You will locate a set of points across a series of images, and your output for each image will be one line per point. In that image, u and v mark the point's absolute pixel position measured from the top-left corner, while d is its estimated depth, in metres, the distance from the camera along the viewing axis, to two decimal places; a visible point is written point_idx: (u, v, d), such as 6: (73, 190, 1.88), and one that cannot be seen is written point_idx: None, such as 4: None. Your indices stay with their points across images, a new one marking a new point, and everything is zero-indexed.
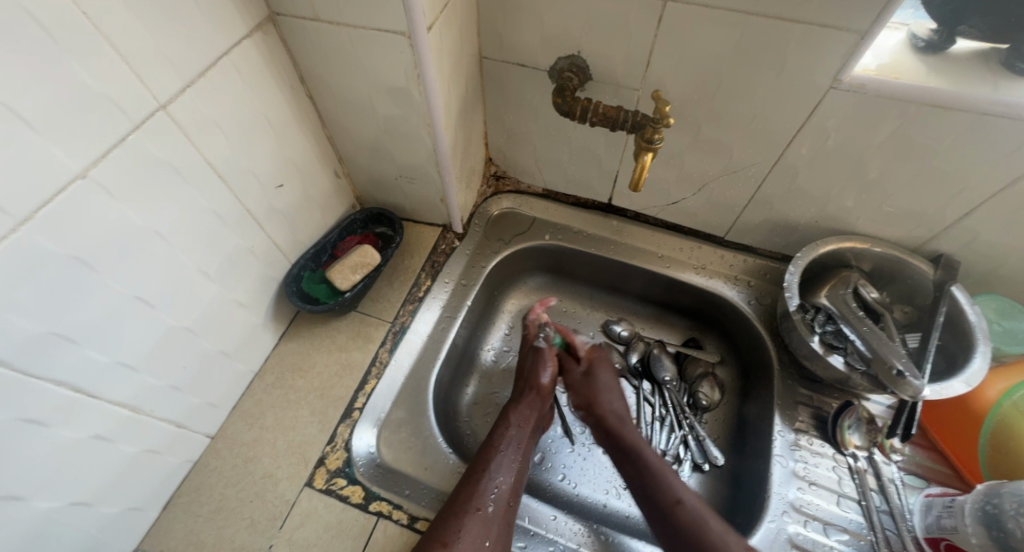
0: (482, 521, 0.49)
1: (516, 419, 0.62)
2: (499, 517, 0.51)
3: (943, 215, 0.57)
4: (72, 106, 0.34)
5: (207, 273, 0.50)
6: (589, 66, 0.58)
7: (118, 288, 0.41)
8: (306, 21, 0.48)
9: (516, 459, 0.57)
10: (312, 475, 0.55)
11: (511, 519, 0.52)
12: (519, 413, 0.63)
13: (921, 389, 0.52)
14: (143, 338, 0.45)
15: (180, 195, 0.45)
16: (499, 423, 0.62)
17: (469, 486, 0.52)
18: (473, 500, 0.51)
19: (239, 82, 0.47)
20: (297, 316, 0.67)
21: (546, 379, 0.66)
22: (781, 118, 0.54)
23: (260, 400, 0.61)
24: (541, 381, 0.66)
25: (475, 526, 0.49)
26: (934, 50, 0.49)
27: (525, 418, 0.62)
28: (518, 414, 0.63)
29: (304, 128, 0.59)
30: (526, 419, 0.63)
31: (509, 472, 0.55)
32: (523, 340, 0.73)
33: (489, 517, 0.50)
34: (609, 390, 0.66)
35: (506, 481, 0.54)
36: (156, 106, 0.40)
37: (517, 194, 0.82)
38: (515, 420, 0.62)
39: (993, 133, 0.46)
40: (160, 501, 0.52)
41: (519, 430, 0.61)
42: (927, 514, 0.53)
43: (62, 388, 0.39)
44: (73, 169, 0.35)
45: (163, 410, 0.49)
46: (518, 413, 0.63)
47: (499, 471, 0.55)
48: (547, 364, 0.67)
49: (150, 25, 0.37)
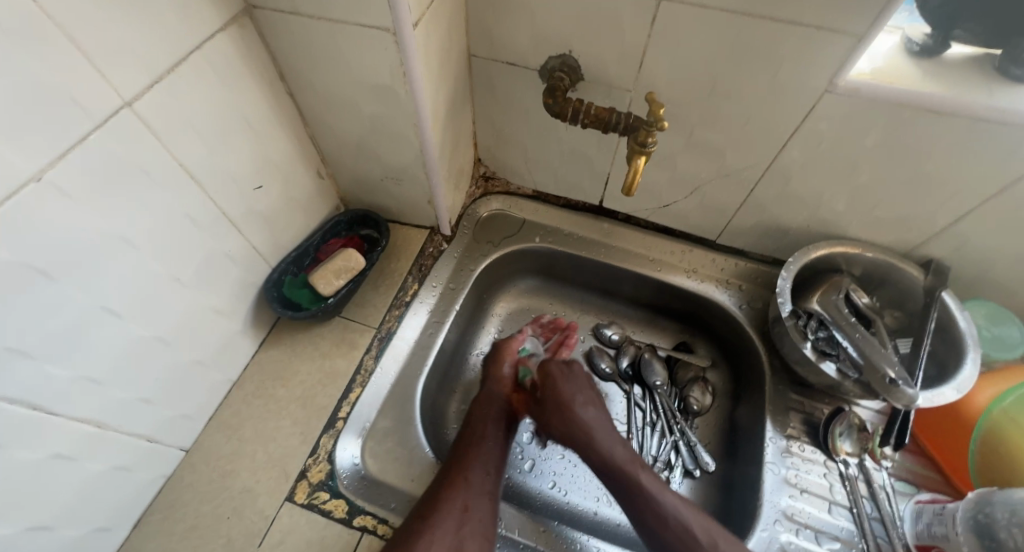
0: (463, 494, 0.50)
1: (488, 407, 0.63)
2: (479, 488, 0.52)
3: (935, 220, 0.56)
4: (26, 106, 0.31)
5: (180, 280, 0.47)
6: (580, 66, 0.57)
7: (81, 298, 0.38)
8: (284, 14, 0.46)
9: (493, 439, 0.58)
10: (293, 489, 0.53)
11: (493, 491, 0.53)
12: (483, 404, 0.63)
13: (915, 397, 0.52)
14: (111, 350, 0.42)
15: (150, 199, 0.42)
16: (474, 409, 0.62)
17: (450, 464, 0.54)
18: (452, 476, 0.52)
19: (213, 79, 0.45)
20: (278, 322, 0.64)
21: (505, 372, 0.67)
22: (776, 122, 0.53)
23: (239, 410, 0.58)
24: (499, 375, 0.67)
25: (454, 499, 0.50)
26: (929, 54, 0.48)
27: (486, 407, 0.62)
28: (485, 402, 0.63)
29: (285, 127, 0.57)
30: (497, 408, 0.63)
31: (484, 450, 0.56)
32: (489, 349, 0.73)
33: (470, 490, 0.51)
34: (580, 397, 0.63)
35: (482, 461, 0.55)
36: (121, 104, 0.37)
37: (506, 196, 0.81)
38: (485, 411, 0.62)
39: (986, 140, 0.46)
40: (130, 520, 0.50)
41: (490, 416, 0.61)
42: (917, 521, 0.53)
43: (18, 406, 0.36)
44: (26, 172, 0.32)
45: (131, 424, 0.47)
46: (487, 403, 0.63)
47: (474, 451, 0.56)
48: (506, 356, 0.69)
49: (111, 17, 0.35)
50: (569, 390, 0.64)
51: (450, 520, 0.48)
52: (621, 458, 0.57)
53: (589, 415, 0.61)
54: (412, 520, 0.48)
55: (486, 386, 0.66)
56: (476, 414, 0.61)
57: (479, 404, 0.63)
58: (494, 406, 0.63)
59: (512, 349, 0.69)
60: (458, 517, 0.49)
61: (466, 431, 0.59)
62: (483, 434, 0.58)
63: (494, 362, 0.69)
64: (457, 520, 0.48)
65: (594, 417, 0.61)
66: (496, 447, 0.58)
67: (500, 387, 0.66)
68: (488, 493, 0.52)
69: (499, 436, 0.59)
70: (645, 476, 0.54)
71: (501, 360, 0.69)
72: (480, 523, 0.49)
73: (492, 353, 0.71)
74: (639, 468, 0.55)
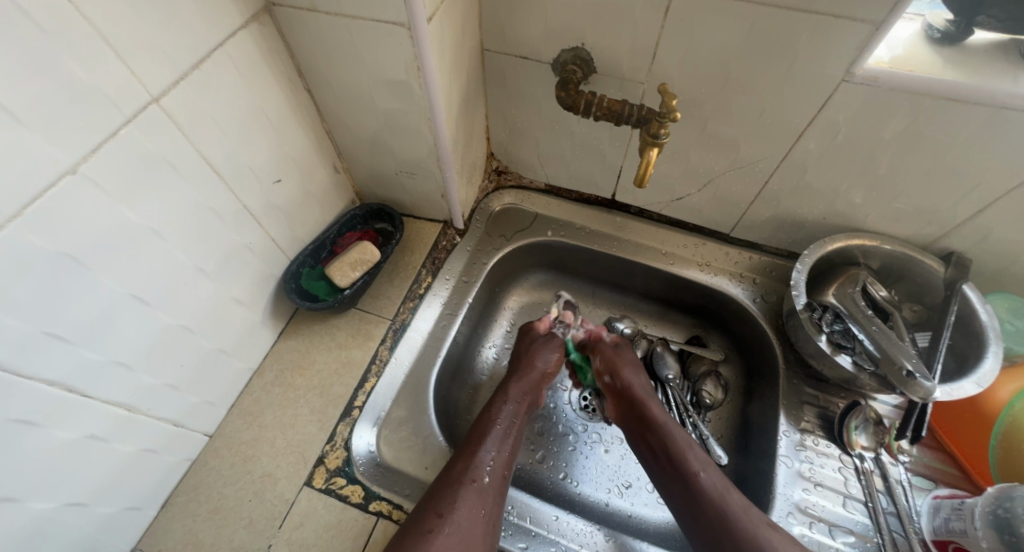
0: (477, 493, 0.48)
1: (520, 391, 0.61)
2: (495, 488, 0.50)
3: (956, 212, 0.55)
4: (61, 101, 0.33)
5: (204, 270, 0.49)
6: (593, 58, 0.57)
7: (113, 286, 0.40)
8: (303, 11, 0.47)
9: (515, 429, 0.57)
10: (311, 474, 0.55)
11: (505, 490, 0.51)
12: (518, 388, 0.62)
13: (932, 390, 0.51)
14: (140, 337, 0.44)
15: (176, 191, 0.44)
16: (511, 389, 0.61)
17: (466, 458, 0.52)
18: (471, 472, 0.50)
19: (235, 74, 0.46)
20: (296, 314, 0.66)
21: (551, 362, 0.65)
22: (791, 113, 0.53)
23: (259, 398, 0.60)
24: (547, 363, 0.64)
25: (471, 498, 0.48)
26: (951, 42, 0.47)
27: (522, 395, 0.61)
28: (520, 385, 0.62)
29: (302, 121, 0.58)
30: (529, 393, 0.62)
31: (506, 442, 0.55)
32: (534, 331, 0.69)
33: (485, 490, 0.49)
34: (635, 365, 0.64)
35: (502, 454, 0.53)
36: (149, 100, 0.39)
37: (519, 190, 0.81)
38: (515, 395, 0.61)
39: (1008, 128, 0.45)
40: (159, 500, 0.52)
41: (519, 405, 0.60)
42: (935, 516, 0.52)
43: (54, 387, 0.38)
44: (63, 164, 0.34)
45: (159, 409, 0.49)
46: (523, 389, 0.62)
47: (496, 441, 0.54)
48: (553, 348, 0.66)
49: (140, 15, 0.36)
50: (634, 375, 0.62)
51: (466, 519, 0.46)
52: (682, 446, 0.53)
53: (641, 381, 0.62)
54: (429, 514, 0.46)
55: (525, 363, 0.64)
56: (509, 399, 0.60)
57: (510, 387, 0.62)
58: (522, 384, 0.62)
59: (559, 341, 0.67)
60: (473, 516, 0.46)
61: (489, 414, 0.58)
62: (509, 424, 0.57)
63: (528, 350, 0.66)
64: (471, 521, 0.46)
65: (641, 382, 0.62)
66: (518, 432, 0.57)
67: (538, 371, 0.64)
68: (501, 493, 0.51)
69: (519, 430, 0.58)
70: (691, 453, 0.53)
71: (543, 347, 0.66)
72: (491, 524, 0.48)
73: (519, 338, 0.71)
74: (697, 460, 0.52)
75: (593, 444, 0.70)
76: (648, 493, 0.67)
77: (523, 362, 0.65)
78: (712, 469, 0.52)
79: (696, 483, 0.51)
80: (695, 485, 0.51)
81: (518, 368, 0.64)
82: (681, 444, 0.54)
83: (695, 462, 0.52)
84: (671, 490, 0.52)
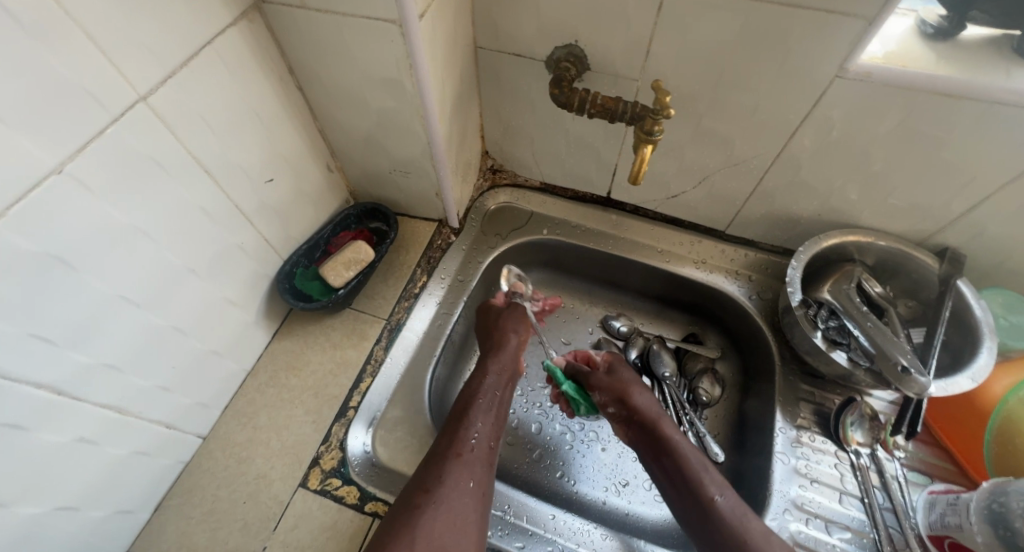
0: (463, 464, 0.48)
1: (500, 364, 0.61)
2: (481, 459, 0.50)
3: (950, 208, 0.55)
4: (47, 101, 0.33)
5: (196, 270, 0.49)
6: (586, 56, 0.56)
7: (101, 287, 0.40)
8: (293, 9, 0.47)
9: (497, 401, 0.57)
10: (306, 476, 0.54)
11: (493, 461, 0.51)
12: (496, 362, 0.61)
13: (927, 386, 0.51)
14: (131, 339, 0.44)
15: (165, 191, 0.43)
16: (490, 363, 0.61)
17: (450, 435, 0.51)
18: (456, 447, 0.50)
19: (224, 72, 0.46)
20: (291, 314, 0.66)
21: (518, 332, 0.65)
22: (784, 109, 0.53)
23: (254, 399, 0.60)
24: (512, 332, 0.64)
25: (458, 470, 0.47)
26: (944, 37, 0.47)
27: (502, 367, 0.61)
28: (498, 358, 0.61)
29: (294, 120, 0.57)
30: (511, 367, 0.61)
31: (489, 415, 0.55)
32: (491, 307, 0.69)
33: (472, 461, 0.49)
34: (637, 383, 0.63)
35: (487, 427, 0.53)
36: (136, 98, 0.38)
37: (514, 188, 0.81)
38: (493, 369, 0.60)
39: (1002, 123, 0.45)
40: (151, 503, 0.52)
41: (499, 379, 0.60)
42: (930, 511, 0.53)
43: (42, 390, 0.37)
44: (48, 164, 0.34)
45: (151, 411, 0.48)
46: (501, 362, 0.61)
47: (480, 413, 0.54)
48: (518, 319, 0.66)
49: (126, 13, 0.36)
50: (640, 398, 0.61)
51: (454, 492, 0.45)
52: (698, 472, 0.52)
53: (648, 402, 0.60)
54: (415, 491, 0.46)
55: (496, 336, 0.64)
56: (490, 373, 0.60)
57: (489, 361, 0.61)
58: (499, 355, 0.62)
59: (524, 315, 0.68)
60: (462, 488, 0.46)
61: (469, 389, 0.58)
62: (492, 397, 0.57)
63: (499, 322, 0.66)
64: (460, 493, 0.46)
65: (649, 402, 0.60)
66: (500, 403, 0.57)
67: (511, 342, 0.63)
68: (489, 464, 0.50)
69: (501, 402, 0.58)
70: (709, 478, 0.52)
71: (511, 320, 0.66)
72: (481, 496, 0.47)
73: (480, 317, 0.70)
74: (714, 485, 0.51)
75: (590, 442, 0.70)
76: (645, 491, 0.66)
77: (496, 335, 0.64)
78: (730, 493, 0.51)
79: (716, 511, 0.49)
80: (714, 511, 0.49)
81: (493, 341, 0.64)
82: (698, 468, 0.53)
83: (713, 487, 0.51)
84: (692, 516, 0.51)
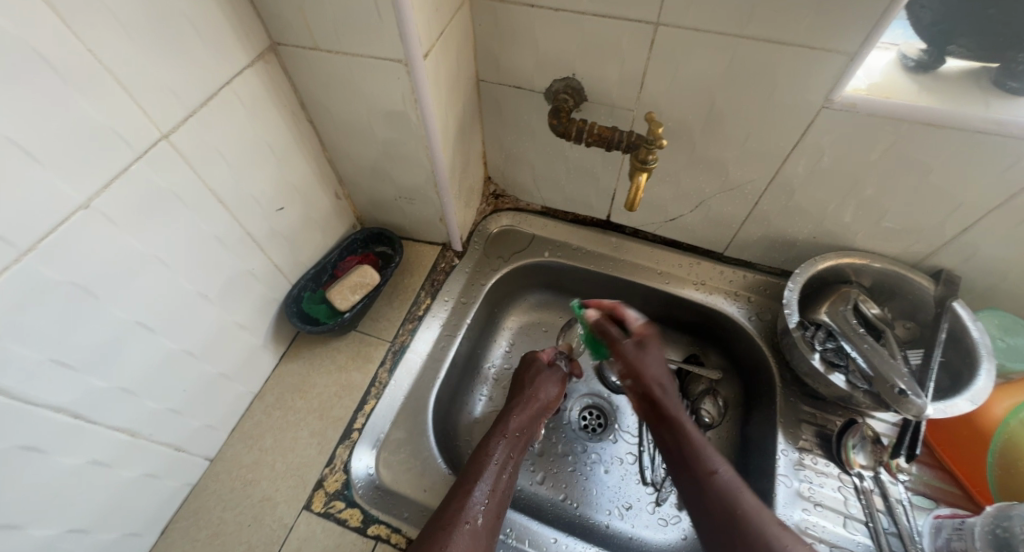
0: (471, 535, 0.47)
1: (519, 425, 0.60)
2: (487, 530, 0.48)
3: (942, 231, 0.57)
4: (77, 141, 0.35)
5: (207, 296, 0.51)
6: (583, 88, 0.59)
7: (119, 313, 0.41)
8: (305, 49, 0.50)
9: (511, 465, 0.55)
10: (310, 498, 0.55)
11: (497, 529, 0.49)
12: (518, 421, 0.60)
13: (925, 408, 0.51)
14: (145, 363, 0.45)
15: (182, 221, 0.45)
16: (512, 420, 0.60)
17: (455, 498, 0.50)
18: (462, 513, 0.48)
19: (240, 109, 0.48)
20: (297, 337, 0.67)
21: (552, 394, 0.65)
22: (775, 138, 0.55)
23: (260, 421, 0.61)
24: (546, 393, 0.65)
25: (463, 541, 0.46)
26: (924, 70, 0.49)
27: (519, 428, 0.60)
28: (520, 417, 0.61)
29: (305, 151, 0.60)
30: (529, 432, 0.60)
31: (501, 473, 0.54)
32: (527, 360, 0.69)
33: (478, 533, 0.47)
34: (657, 365, 0.60)
35: (495, 492, 0.51)
36: (159, 136, 0.41)
37: (515, 212, 0.83)
38: (511, 430, 0.59)
39: (987, 150, 0.46)
40: (158, 525, 0.52)
41: (516, 440, 0.58)
42: (936, 536, 0.52)
43: (60, 414, 0.39)
44: (76, 199, 0.36)
45: (161, 433, 0.50)
46: (519, 425, 0.60)
47: (492, 475, 0.53)
48: (553, 382, 0.66)
49: (153, 59, 0.39)
50: (655, 375, 0.59)
51: None
52: (697, 444, 0.51)
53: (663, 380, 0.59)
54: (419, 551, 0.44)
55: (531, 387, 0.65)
56: (507, 431, 0.59)
57: (510, 420, 0.60)
58: (522, 416, 0.61)
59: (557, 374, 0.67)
60: None
61: (484, 448, 0.56)
62: (505, 461, 0.55)
63: (532, 380, 0.66)
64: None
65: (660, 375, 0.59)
66: (513, 465, 0.56)
67: (540, 401, 0.64)
68: (492, 535, 0.48)
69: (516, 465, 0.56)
70: (710, 451, 0.51)
71: (547, 381, 0.66)
72: None
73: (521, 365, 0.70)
74: (712, 458, 0.50)
75: (593, 465, 0.70)
76: (648, 515, 0.66)
77: (527, 393, 0.64)
78: (728, 468, 0.50)
79: (714, 480, 0.48)
80: (711, 487, 0.48)
81: (522, 398, 0.63)
82: (694, 443, 0.52)
83: (712, 461, 0.50)
84: (692, 488, 0.49)
